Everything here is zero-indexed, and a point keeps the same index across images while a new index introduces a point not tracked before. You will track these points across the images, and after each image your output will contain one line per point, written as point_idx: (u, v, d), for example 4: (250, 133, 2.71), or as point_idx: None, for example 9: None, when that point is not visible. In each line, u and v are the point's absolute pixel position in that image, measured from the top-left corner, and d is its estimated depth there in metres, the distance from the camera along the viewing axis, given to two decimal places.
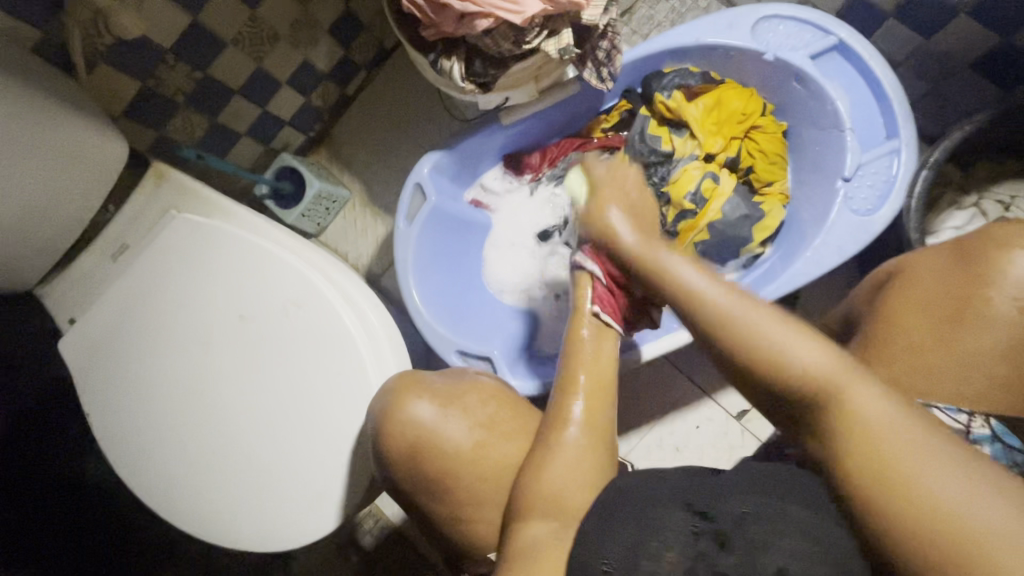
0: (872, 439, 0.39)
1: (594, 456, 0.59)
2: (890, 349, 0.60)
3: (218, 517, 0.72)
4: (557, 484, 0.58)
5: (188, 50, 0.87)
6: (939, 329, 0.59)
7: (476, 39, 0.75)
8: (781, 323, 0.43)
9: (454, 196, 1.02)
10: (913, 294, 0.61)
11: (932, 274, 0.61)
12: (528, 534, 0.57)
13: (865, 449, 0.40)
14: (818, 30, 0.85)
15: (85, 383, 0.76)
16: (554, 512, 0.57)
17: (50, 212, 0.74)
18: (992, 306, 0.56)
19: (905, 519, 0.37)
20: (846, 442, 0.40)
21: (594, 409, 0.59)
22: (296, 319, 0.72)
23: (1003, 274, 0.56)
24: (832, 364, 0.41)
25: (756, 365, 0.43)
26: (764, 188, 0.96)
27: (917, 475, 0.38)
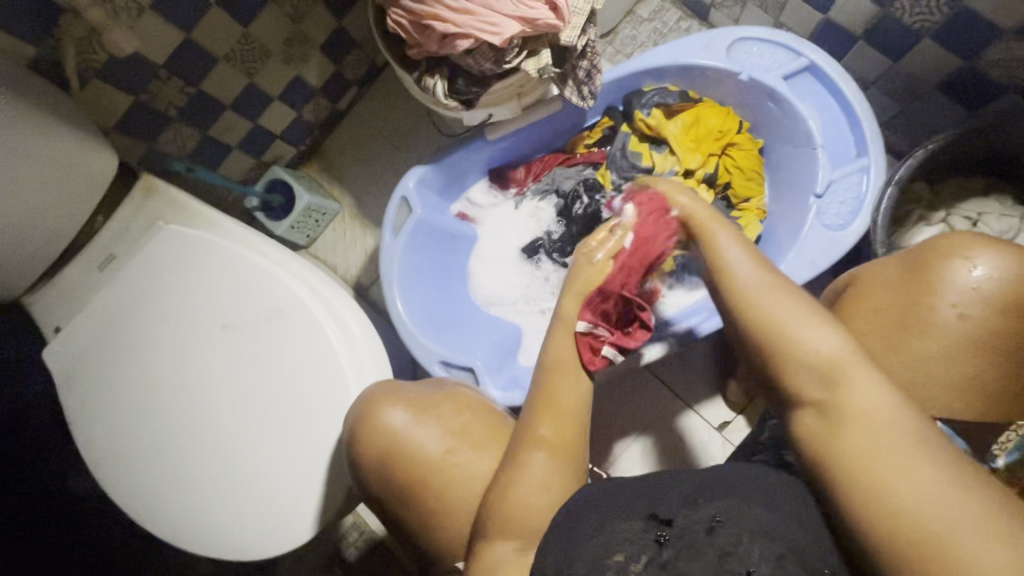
0: (874, 430, 0.47)
1: (560, 477, 0.57)
2: None
3: (196, 527, 0.73)
4: (523, 509, 0.56)
5: (180, 66, 0.90)
6: (900, 340, 0.61)
7: (458, 58, 0.78)
8: (790, 298, 0.53)
9: (440, 209, 1.04)
10: (867, 302, 0.62)
11: (883, 284, 0.62)
12: (495, 552, 0.57)
13: (861, 440, 0.48)
14: (790, 52, 0.89)
15: (69, 391, 0.77)
16: (520, 532, 0.56)
17: (38, 223, 0.76)
18: (941, 316, 0.58)
19: (880, 502, 0.45)
20: (850, 432, 0.48)
21: (563, 425, 0.59)
22: (278, 328, 0.73)
23: (945, 282, 0.58)
24: (819, 325, 0.51)
25: (775, 340, 0.52)
26: (741, 204, 0.99)
27: (867, 441, 0.47)
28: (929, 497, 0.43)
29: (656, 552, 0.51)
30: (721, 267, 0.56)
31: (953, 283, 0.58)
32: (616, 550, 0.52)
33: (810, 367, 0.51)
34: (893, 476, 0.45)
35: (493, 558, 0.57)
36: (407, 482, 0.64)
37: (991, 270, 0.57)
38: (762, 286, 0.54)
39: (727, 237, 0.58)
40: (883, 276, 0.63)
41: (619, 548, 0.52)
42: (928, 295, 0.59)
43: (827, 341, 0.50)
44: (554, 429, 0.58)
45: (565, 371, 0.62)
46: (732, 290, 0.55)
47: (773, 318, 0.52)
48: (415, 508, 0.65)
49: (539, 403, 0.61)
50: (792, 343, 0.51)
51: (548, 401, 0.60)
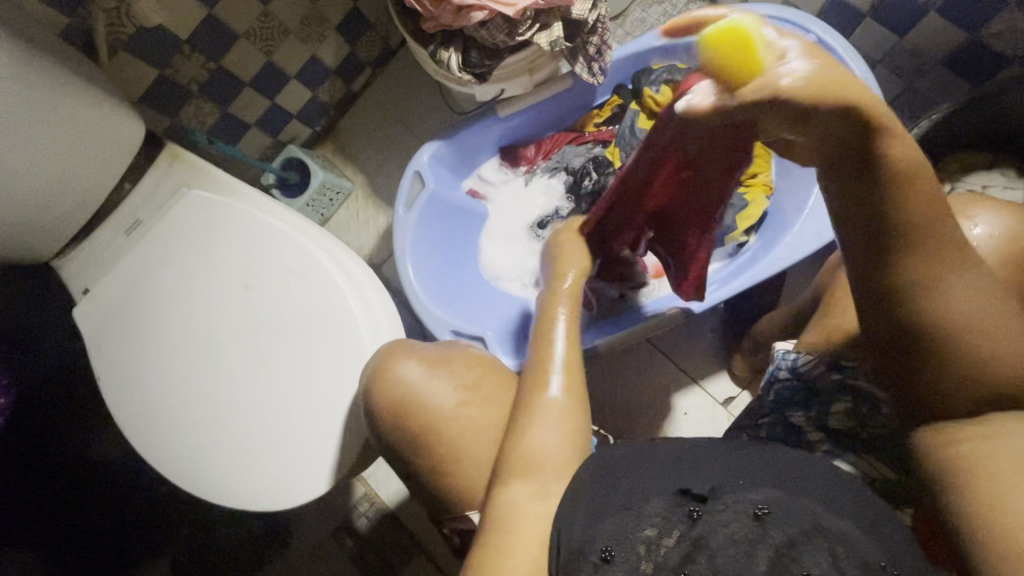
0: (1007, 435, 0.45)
1: (574, 418, 0.63)
2: None
3: (218, 479, 0.76)
4: (538, 448, 0.60)
5: (203, 42, 0.93)
6: None
7: (472, 30, 0.81)
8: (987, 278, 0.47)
9: (452, 185, 1.07)
10: None
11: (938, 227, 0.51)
12: (508, 502, 0.58)
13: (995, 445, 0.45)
14: (796, 29, 0.91)
15: (95, 348, 0.80)
16: (533, 474, 0.59)
17: (69, 186, 0.79)
18: None
19: (983, 494, 0.43)
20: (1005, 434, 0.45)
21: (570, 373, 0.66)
22: (298, 290, 0.76)
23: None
24: (1005, 332, 0.46)
25: (956, 309, 0.46)
26: (750, 179, 0.99)
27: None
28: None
29: (690, 528, 0.51)
30: (915, 248, 0.45)
31: None
32: (648, 525, 0.51)
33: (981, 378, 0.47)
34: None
35: (510, 500, 0.58)
36: (420, 434, 0.67)
37: (992, 228, 0.59)
38: (958, 284, 0.46)
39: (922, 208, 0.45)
40: None
41: (651, 522, 0.51)
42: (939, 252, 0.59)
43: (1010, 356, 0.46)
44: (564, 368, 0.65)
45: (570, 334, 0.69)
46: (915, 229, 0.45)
47: (960, 318, 0.46)
48: (427, 461, 0.68)
49: (541, 345, 0.68)
50: (972, 346, 0.46)
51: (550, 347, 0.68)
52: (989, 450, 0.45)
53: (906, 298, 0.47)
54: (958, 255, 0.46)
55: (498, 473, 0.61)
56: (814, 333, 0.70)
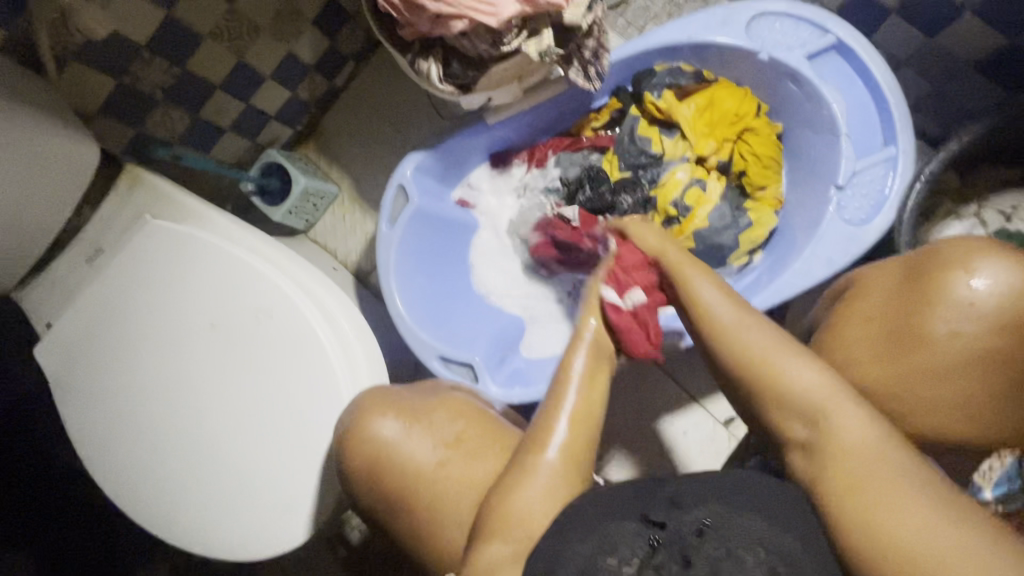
0: (848, 455, 0.52)
1: (568, 484, 0.57)
2: (843, 357, 0.63)
3: (194, 527, 0.73)
4: (519, 514, 0.55)
5: (165, 45, 0.85)
6: (884, 347, 0.61)
7: (452, 39, 0.73)
8: (759, 329, 0.58)
9: (439, 196, 0.99)
10: (865, 305, 0.64)
11: (879, 292, 0.63)
12: (486, 556, 0.55)
13: (845, 465, 0.51)
14: (814, 28, 0.81)
15: (62, 392, 0.76)
16: (513, 538, 0.55)
17: (22, 218, 0.73)
18: (930, 330, 0.58)
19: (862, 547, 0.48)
20: (845, 450, 0.52)
21: (577, 435, 0.59)
22: (270, 329, 0.71)
23: (946, 298, 0.57)
24: (808, 368, 0.55)
25: (746, 371, 0.57)
26: (756, 192, 0.93)
27: (864, 463, 0.51)
28: (930, 527, 0.46)
29: (649, 555, 0.49)
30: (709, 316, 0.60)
31: (952, 295, 0.57)
32: (609, 552, 0.50)
33: (804, 414, 0.55)
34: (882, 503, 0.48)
35: (489, 557, 0.55)
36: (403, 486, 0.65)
37: (992, 283, 0.56)
38: (754, 334, 0.57)
39: (704, 286, 0.62)
40: (882, 281, 0.64)
41: (613, 550, 0.50)
42: (920, 305, 0.59)
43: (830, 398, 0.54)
44: (582, 398, 0.60)
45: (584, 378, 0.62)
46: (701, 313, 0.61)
47: (762, 355, 0.56)
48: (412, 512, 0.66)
49: (547, 407, 0.61)
50: (774, 378, 0.56)
51: (555, 408, 0.60)
52: (859, 464, 0.51)
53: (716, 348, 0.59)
54: (905, 334, 0.59)
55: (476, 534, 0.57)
56: None
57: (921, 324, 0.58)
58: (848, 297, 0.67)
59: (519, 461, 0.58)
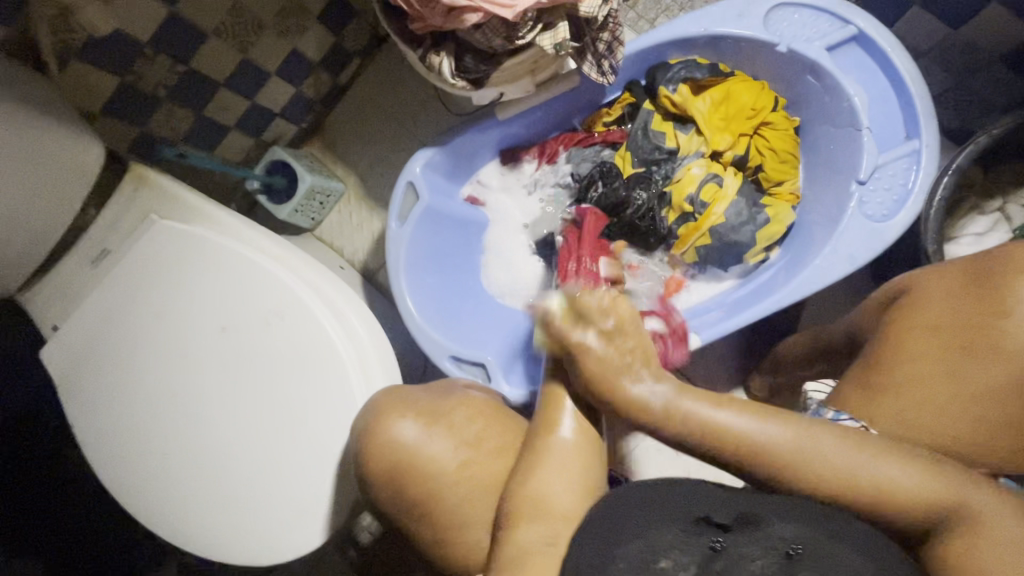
0: (993, 540, 0.49)
1: (584, 460, 0.59)
2: (905, 379, 0.57)
3: (206, 532, 0.71)
4: (544, 495, 0.57)
5: (169, 43, 0.83)
6: (949, 357, 0.55)
7: (465, 32, 0.71)
8: (834, 440, 0.52)
9: (449, 194, 0.97)
10: (923, 316, 0.57)
11: (941, 297, 0.57)
12: (519, 542, 0.55)
13: (996, 562, 0.48)
14: (835, 19, 0.79)
15: (69, 395, 0.75)
16: (540, 516, 0.56)
17: (25, 220, 0.71)
18: (1008, 336, 0.52)
19: None
20: (987, 546, 0.48)
21: (582, 415, 0.61)
22: (281, 331, 0.70)
23: (1016, 303, 0.52)
24: (856, 456, 0.52)
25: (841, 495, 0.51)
26: (773, 188, 0.91)
27: (1008, 549, 0.48)
28: (1014, 567, 0.47)
29: (708, 561, 0.48)
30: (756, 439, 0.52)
31: None
32: (662, 557, 0.48)
33: (911, 513, 0.50)
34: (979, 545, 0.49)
35: (518, 545, 0.55)
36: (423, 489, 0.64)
37: None
38: (834, 450, 0.52)
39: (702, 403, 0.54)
40: (942, 284, 0.57)
41: (665, 553, 0.49)
42: (990, 312, 0.54)
43: (906, 480, 0.51)
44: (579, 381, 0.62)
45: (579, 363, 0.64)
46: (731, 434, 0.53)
47: (871, 480, 0.51)
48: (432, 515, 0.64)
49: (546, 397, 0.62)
50: (816, 474, 0.51)
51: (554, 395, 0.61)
52: (998, 556, 0.48)
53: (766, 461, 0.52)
54: (978, 347, 0.54)
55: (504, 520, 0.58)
56: (847, 389, 0.61)
57: (997, 335, 0.53)
58: (901, 305, 0.60)
59: (531, 447, 0.60)
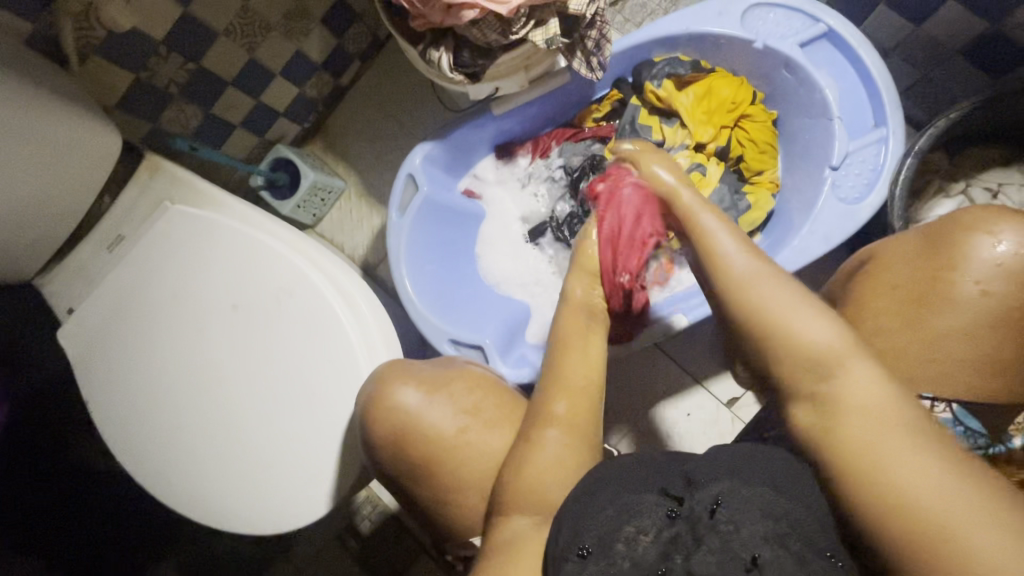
0: (862, 419, 0.48)
1: (576, 452, 0.60)
2: (871, 334, 0.59)
3: (216, 505, 0.74)
4: (536, 485, 0.59)
5: (181, 42, 0.87)
6: (905, 313, 0.58)
7: (464, 29, 0.76)
8: (802, 303, 0.51)
9: (446, 186, 1.02)
10: (884, 276, 0.61)
11: (902, 258, 0.60)
12: (510, 527, 0.59)
13: (858, 443, 0.47)
14: (807, 18, 0.85)
15: (85, 375, 0.78)
16: (536, 507, 0.59)
17: (45, 206, 0.75)
18: (955, 287, 0.56)
19: (875, 506, 0.46)
20: (846, 423, 0.48)
21: (577, 406, 0.62)
22: (289, 310, 0.73)
23: (968, 259, 0.56)
24: (818, 320, 0.50)
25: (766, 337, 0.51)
26: (754, 177, 0.97)
27: (871, 423, 0.47)
28: (890, 440, 0.46)
29: (666, 526, 0.51)
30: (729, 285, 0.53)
31: (974, 260, 0.56)
32: (629, 523, 0.52)
33: (811, 364, 0.49)
34: (890, 456, 0.46)
35: (511, 531, 0.59)
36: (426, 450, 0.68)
37: (1018, 245, 0.54)
38: (808, 321, 0.50)
39: (725, 240, 0.55)
40: (899, 249, 0.61)
41: (634, 520, 0.52)
42: (943, 269, 0.57)
43: (820, 338, 0.49)
44: (579, 363, 0.63)
45: (573, 343, 0.65)
46: (727, 281, 0.53)
47: (788, 326, 0.50)
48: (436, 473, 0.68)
49: (551, 381, 0.63)
50: (760, 303, 0.51)
51: (560, 379, 0.63)
52: (869, 430, 0.47)
53: (735, 305, 0.52)
54: (930, 301, 0.57)
55: (500, 502, 0.61)
56: None
57: (948, 284, 0.57)
58: (866, 269, 0.63)
59: (527, 434, 0.62)
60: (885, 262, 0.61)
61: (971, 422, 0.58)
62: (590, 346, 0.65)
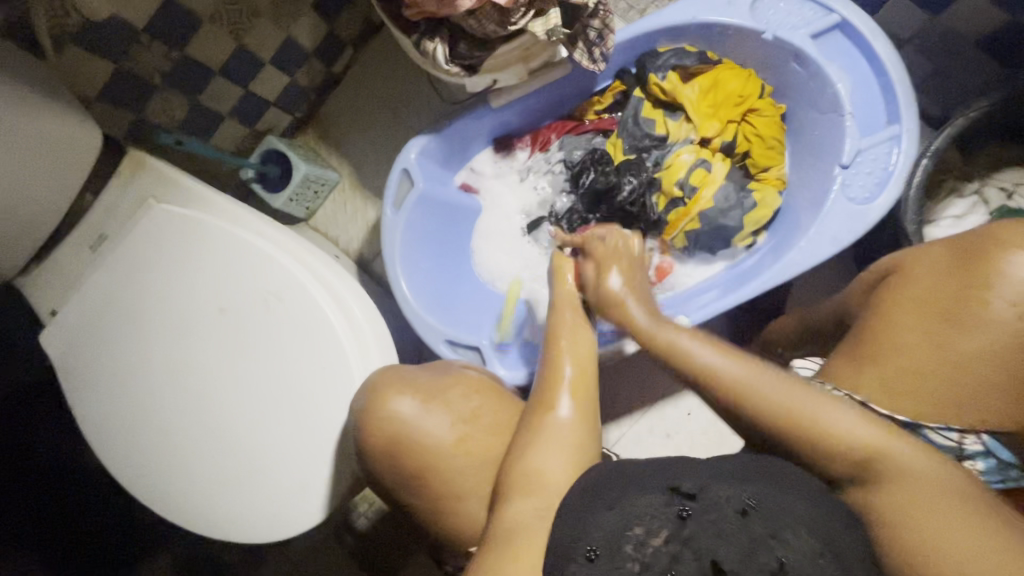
0: (907, 490, 0.51)
1: (580, 436, 0.61)
2: (887, 350, 0.58)
3: (206, 512, 0.73)
4: (540, 466, 0.59)
5: (164, 29, 0.83)
6: (932, 329, 0.56)
7: (459, 18, 0.72)
8: (810, 394, 0.56)
9: (442, 180, 0.98)
10: (909, 291, 0.59)
11: (928, 272, 0.58)
12: (513, 516, 0.57)
13: (903, 512, 0.50)
14: (819, 8, 0.82)
15: (70, 378, 0.76)
16: (535, 490, 0.58)
17: (22, 204, 0.72)
18: (990, 308, 0.54)
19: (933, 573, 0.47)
20: (895, 494, 0.51)
21: (578, 391, 0.64)
22: (279, 313, 0.71)
23: (1001, 276, 0.54)
24: (842, 412, 0.54)
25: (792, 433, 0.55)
26: (761, 173, 0.93)
27: (920, 496, 0.50)
28: (939, 509, 0.49)
29: (679, 527, 0.47)
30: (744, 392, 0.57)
31: (1008, 277, 0.53)
32: (635, 523, 0.49)
33: (840, 451, 0.53)
34: (937, 527, 0.48)
35: (513, 520, 0.56)
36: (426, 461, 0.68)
37: None
38: (843, 418, 0.54)
39: (689, 342, 0.61)
40: (930, 259, 0.59)
41: (638, 520, 0.49)
42: (977, 286, 0.55)
43: (848, 426, 0.53)
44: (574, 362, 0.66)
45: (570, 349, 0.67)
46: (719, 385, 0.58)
47: (812, 416, 0.54)
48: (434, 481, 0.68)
49: (546, 376, 0.66)
50: (763, 404, 0.56)
51: (553, 374, 0.65)
52: (917, 495, 0.50)
53: (745, 411, 0.56)
54: (959, 317, 0.55)
55: (501, 494, 0.59)
56: (833, 363, 0.64)
57: (978, 304, 0.54)
58: (890, 281, 0.61)
59: (530, 421, 0.63)
60: (907, 273, 0.60)
61: (1003, 453, 0.56)
62: (582, 334, 0.68)
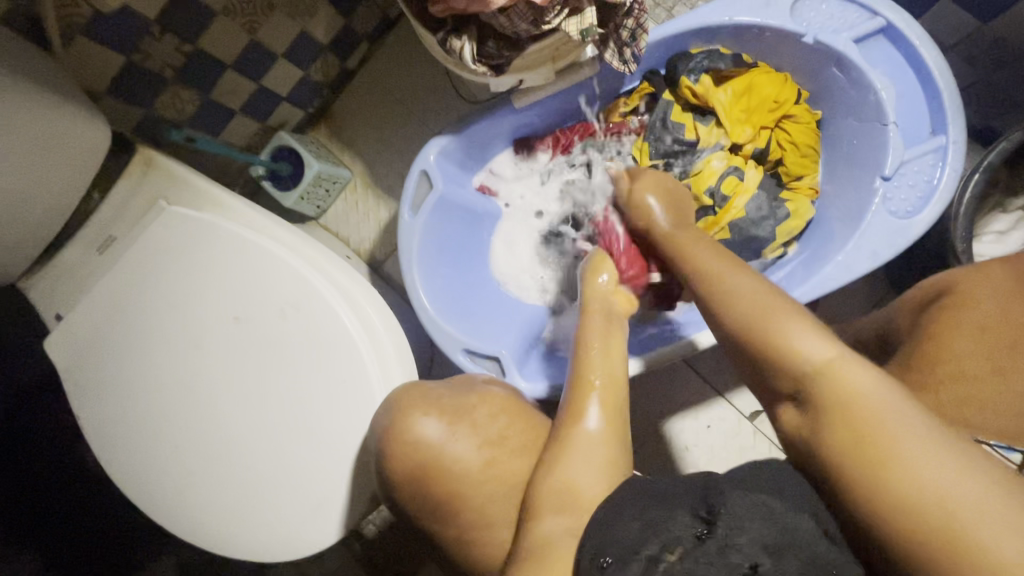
0: (847, 406, 0.45)
1: (611, 449, 0.59)
2: (945, 379, 0.54)
3: (217, 528, 0.70)
4: (570, 480, 0.57)
5: (177, 21, 0.79)
6: (996, 358, 0.53)
7: (491, 17, 0.68)
8: (810, 325, 0.50)
9: (462, 183, 0.95)
10: (968, 315, 0.55)
11: (990, 295, 0.55)
12: (544, 530, 0.55)
13: (846, 427, 0.44)
14: (863, 11, 0.78)
15: (75, 386, 0.73)
16: (565, 504, 0.56)
17: (27, 205, 0.69)
18: None
19: (886, 493, 0.41)
20: (831, 415, 0.45)
21: (607, 399, 0.61)
22: (295, 325, 0.68)
23: None
24: (819, 337, 0.49)
25: (763, 344, 0.51)
26: (793, 182, 0.91)
27: (867, 409, 0.44)
28: (894, 425, 0.42)
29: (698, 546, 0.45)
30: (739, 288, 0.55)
31: None
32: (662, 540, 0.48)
33: (800, 373, 0.48)
34: (900, 440, 0.42)
35: (544, 535, 0.55)
36: (449, 477, 0.66)
37: None
38: (815, 342, 0.48)
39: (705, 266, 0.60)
40: (989, 284, 0.56)
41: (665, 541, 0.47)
42: None
43: (819, 348, 0.48)
44: (603, 358, 0.64)
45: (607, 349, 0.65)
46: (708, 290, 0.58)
47: (777, 324, 0.51)
48: (456, 498, 0.66)
49: (575, 385, 0.63)
50: (751, 313, 0.53)
51: (581, 390, 0.62)
52: (869, 413, 0.44)
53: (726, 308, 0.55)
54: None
55: (531, 507, 0.58)
56: None
57: None
58: (943, 303, 0.59)
59: (560, 435, 0.60)
60: (963, 295, 0.57)
61: None
62: (610, 334, 0.67)
